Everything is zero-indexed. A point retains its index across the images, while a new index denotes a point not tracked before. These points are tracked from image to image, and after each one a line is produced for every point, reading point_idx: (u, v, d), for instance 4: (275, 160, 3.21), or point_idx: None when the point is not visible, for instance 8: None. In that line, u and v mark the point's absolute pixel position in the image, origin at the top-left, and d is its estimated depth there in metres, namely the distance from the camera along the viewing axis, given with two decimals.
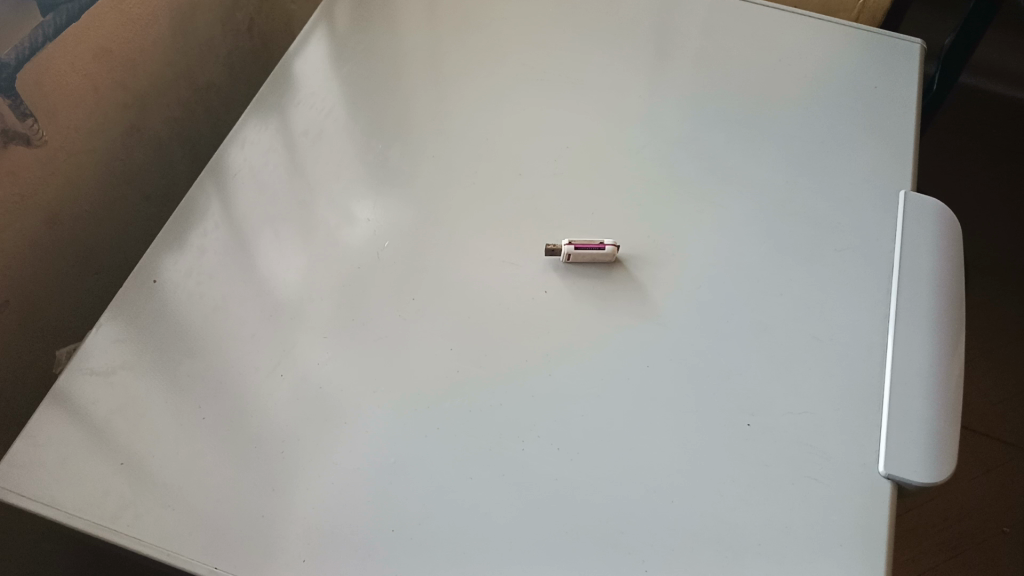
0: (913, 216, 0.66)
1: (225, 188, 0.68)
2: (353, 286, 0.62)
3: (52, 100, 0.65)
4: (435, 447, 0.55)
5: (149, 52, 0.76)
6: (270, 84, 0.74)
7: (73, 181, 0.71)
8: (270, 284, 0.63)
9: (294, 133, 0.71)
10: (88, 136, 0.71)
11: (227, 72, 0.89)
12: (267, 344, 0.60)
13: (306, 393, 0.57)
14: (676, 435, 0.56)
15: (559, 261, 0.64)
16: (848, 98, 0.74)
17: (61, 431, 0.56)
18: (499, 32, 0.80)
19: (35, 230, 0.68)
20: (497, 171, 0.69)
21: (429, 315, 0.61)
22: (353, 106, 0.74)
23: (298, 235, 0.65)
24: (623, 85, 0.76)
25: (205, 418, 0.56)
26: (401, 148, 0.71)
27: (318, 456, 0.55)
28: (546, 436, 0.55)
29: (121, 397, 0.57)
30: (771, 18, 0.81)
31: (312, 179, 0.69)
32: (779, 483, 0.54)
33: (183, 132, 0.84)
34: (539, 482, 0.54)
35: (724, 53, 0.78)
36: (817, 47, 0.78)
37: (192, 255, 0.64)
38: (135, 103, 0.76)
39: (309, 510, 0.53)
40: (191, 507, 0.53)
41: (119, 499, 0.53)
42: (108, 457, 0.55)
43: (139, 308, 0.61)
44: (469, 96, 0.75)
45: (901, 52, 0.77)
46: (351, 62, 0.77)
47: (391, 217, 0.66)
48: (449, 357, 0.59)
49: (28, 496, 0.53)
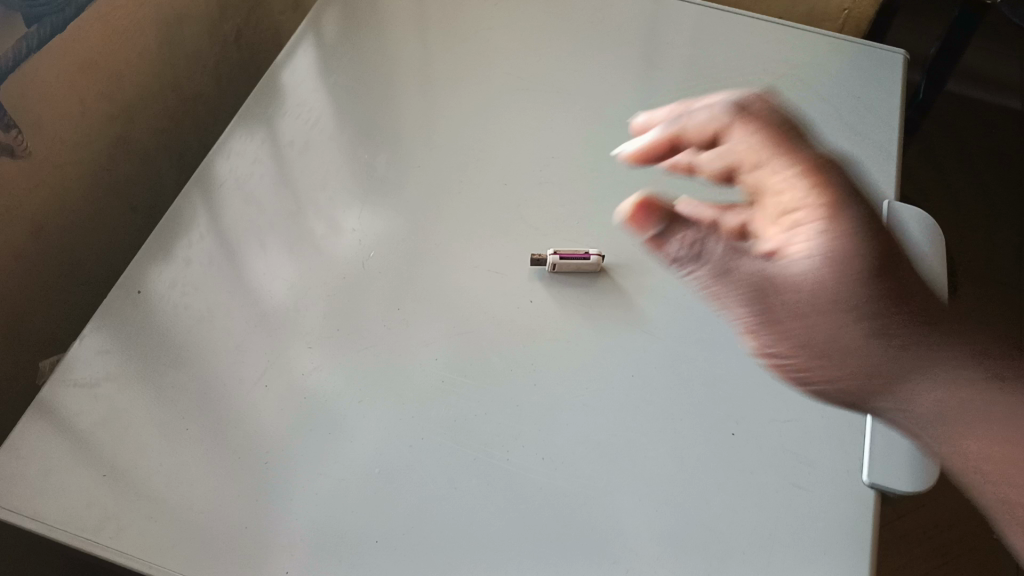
0: (897, 224, 0.67)
1: (213, 199, 0.67)
2: (341, 296, 0.62)
3: (36, 111, 0.65)
4: (422, 456, 0.55)
5: (135, 63, 0.76)
6: (258, 95, 0.74)
7: (58, 191, 0.70)
8: (259, 293, 0.63)
9: (281, 144, 0.71)
10: (73, 146, 0.71)
11: (214, 83, 0.89)
12: (254, 354, 0.59)
13: (293, 403, 0.57)
14: (663, 445, 0.56)
15: (544, 271, 0.64)
16: (832, 108, 0.75)
17: (45, 443, 0.55)
18: (488, 42, 0.81)
19: (19, 241, 0.67)
20: (485, 180, 0.69)
21: (416, 325, 0.61)
22: (340, 116, 0.74)
23: (286, 245, 0.65)
24: (610, 95, 0.76)
25: (191, 429, 0.56)
26: (389, 158, 0.71)
27: (303, 466, 0.55)
28: (532, 445, 0.55)
29: (105, 409, 0.57)
30: (756, 29, 0.82)
31: (300, 189, 0.69)
32: (765, 491, 0.54)
33: (169, 143, 0.84)
34: (525, 493, 0.54)
35: (710, 63, 0.78)
36: (802, 56, 0.79)
37: (178, 266, 0.64)
38: (122, 114, 0.76)
39: (297, 519, 0.53)
40: (178, 518, 0.53)
41: (103, 511, 0.53)
42: (91, 469, 0.54)
43: (125, 319, 0.61)
44: (458, 106, 0.75)
45: (886, 61, 0.79)
46: (339, 73, 0.77)
47: (379, 227, 0.66)
48: (436, 367, 0.59)
49: (12, 509, 0.53)
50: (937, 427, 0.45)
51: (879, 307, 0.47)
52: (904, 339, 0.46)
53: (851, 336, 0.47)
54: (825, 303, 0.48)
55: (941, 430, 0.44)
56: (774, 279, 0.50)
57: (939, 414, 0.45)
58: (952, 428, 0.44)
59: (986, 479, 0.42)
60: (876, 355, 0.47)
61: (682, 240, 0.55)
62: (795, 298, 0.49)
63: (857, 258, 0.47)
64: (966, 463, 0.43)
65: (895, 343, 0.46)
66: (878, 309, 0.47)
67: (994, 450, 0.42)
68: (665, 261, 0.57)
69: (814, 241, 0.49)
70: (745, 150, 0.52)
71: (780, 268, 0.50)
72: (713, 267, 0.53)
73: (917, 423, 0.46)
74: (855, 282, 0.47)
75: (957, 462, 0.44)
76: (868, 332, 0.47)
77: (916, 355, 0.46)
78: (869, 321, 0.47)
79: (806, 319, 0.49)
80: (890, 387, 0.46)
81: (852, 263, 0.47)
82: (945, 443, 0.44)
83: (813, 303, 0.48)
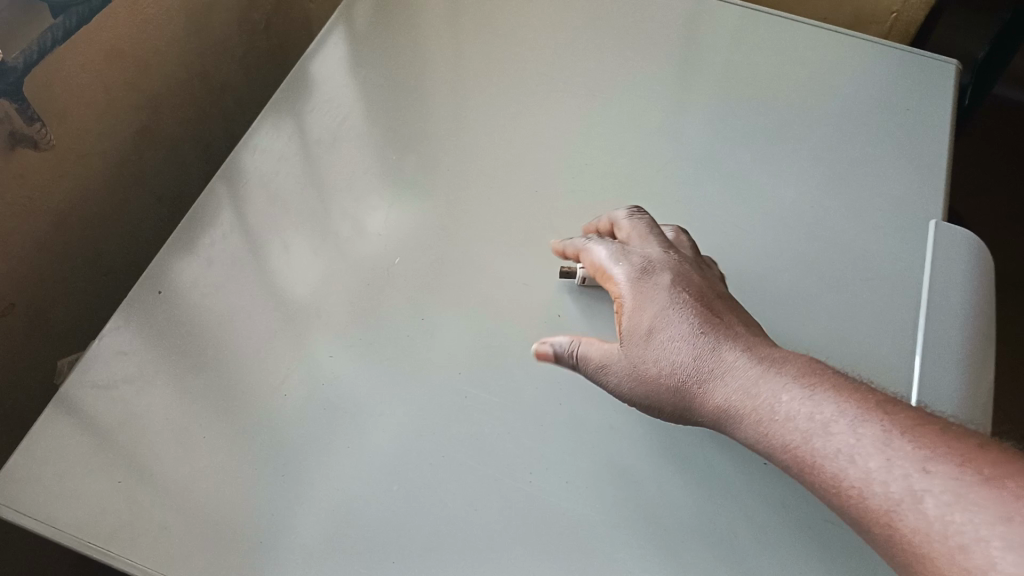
0: (945, 246, 0.64)
1: (237, 197, 0.66)
2: (363, 303, 0.61)
3: (61, 101, 0.64)
4: (442, 474, 0.53)
5: (162, 53, 0.75)
6: (285, 88, 0.73)
7: (82, 183, 0.69)
8: (280, 296, 0.61)
9: (308, 141, 0.70)
10: (98, 137, 0.70)
11: (243, 73, 0.88)
12: (273, 360, 0.58)
13: (311, 414, 0.56)
14: (690, 473, 0.54)
15: (573, 284, 0.62)
16: (878, 120, 0.72)
17: (61, 446, 0.54)
18: (522, 40, 0.78)
19: (42, 233, 0.67)
20: (515, 185, 0.68)
21: (439, 336, 0.59)
22: (369, 114, 0.72)
23: (309, 247, 0.64)
24: (646, 99, 0.74)
25: (208, 436, 0.55)
26: (417, 159, 0.69)
27: (320, 482, 0.53)
28: (556, 468, 0.54)
29: (122, 413, 0.56)
30: (801, 33, 0.79)
31: (325, 189, 0.67)
32: (794, 526, 0.52)
33: (195, 133, 0.83)
34: (546, 518, 0.52)
35: (751, 68, 0.76)
36: (848, 63, 0.76)
37: (199, 266, 0.62)
38: (148, 104, 0.75)
39: (311, 535, 0.52)
40: (192, 528, 0.52)
41: (117, 518, 0.52)
42: (106, 474, 0.53)
43: (145, 320, 0.60)
44: (489, 106, 0.73)
45: (938, 70, 0.76)
46: (369, 69, 0.75)
47: (404, 231, 0.65)
48: (458, 382, 0.57)
49: (26, 513, 0.52)
50: (753, 429, 0.47)
51: (693, 333, 0.51)
52: (715, 349, 0.50)
53: (675, 370, 0.50)
54: (653, 348, 0.52)
55: (760, 432, 0.47)
56: (628, 343, 0.53)
57: (754, 412, 0.47)
58: (762, 424, 0.47)
59: (805, 456, 0.45)
60: (696, 378, 0.50)
61: (568, 346, 0.56)
62: (640, 353, 0.52)
63: (674, 297, 0.53)
64: (785, 450, 0.46)
65: (707, 359, 0.50)
66: (692, 332, 0.51)
67: (804, 426, 0.45)
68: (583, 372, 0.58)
69: (643, 297, 0.53)
70: (599, 248, 0.57)
71: (627, 333, 0.53)
72: (590, 360, 0.55)
73: (738, 432, 0.48)
74: (673, 318, 0.52)
75: (779, 456, 0.46)
76: (688, 364, 0.50)
77: (728, 367, 0.49)
78: (682, 351, 0.50)
79: (647, 367, 0.52)
80: (714, 403, 0.49)
81: (669, 302, 0.52)
82: (757, 445, 0.47)
83: (649, 351, 0.52)
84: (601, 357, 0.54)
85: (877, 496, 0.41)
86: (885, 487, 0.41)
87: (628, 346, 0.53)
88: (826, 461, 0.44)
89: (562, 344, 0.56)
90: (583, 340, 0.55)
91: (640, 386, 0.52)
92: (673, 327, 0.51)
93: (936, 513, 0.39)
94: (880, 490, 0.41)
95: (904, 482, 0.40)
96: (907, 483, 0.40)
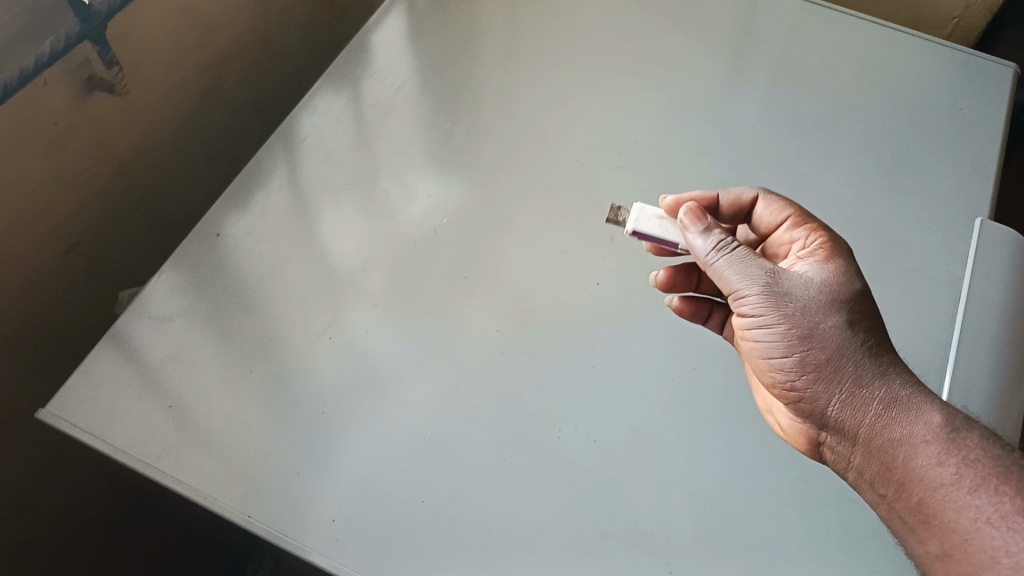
0: (987, 244, 0.64)
1: (294, 153, 0.68)
2: (408, 262, 0.63)
3: (133, 52, 0.67)
4: (474, 426, 0.55)
5: (230, 14, 0.78)
6: (346, 53, 0.75)
7: (148, 131, 0.73)
8: (326, 252, 0.63)
9: (364, 105, 0.72)
10: (166, 89, 0.73)
11: (304, 39, 0.91)
12: (317, 309, 0.61)
13: (353, 359, 0.58)
14: (715, 443, 0.55)
15: (614, 256, 0.63)
16: (929, 116, 0.72)
17: (118, 370, 0.57)
18: (577, 19, 0.80)
19: (110, 177, 0.70)
20: (562, 158, 0.69)
21: (476, 299, 0.61)
22: (425, 81, 0.74)
23: (359, 207, 0.66)
24: (697, 83, 0.75)
25: (255, 372, 0.58)
26: (467, 128, 0.71)
27: (357, 421, 0.56)
28: (584, 427, 0.55)
29: (175, 344, 0.58)
30: (856, 29, 0.79)
31: (379, 153, 0.69)
32: (817, 501, 0.53)
33: (258, 95, 0.86)
34: (573, 474, 0.53)
35: (804, 59, 0.76)
36: (902, 60, 0.76)
37: (256, 215, 0.65)
38: (214, 64, 0.78)
39: (346, 471, 0.54)
40: (233, 455, 0.54)
41: (165, 441, 0.55)
42: (157, 400, 0.56)
43: (201, 258, 0.62)
44: (540, 83, 0.75)
45: (993, 72, 0.75)
46: (428, 39, 0.78)
47: (453, 197, 0.67)
48: (494, 340, 0.59)
49: (81, 428, 0.55)
50: (878, 411, 0.46)
51: (846, 325, 0.48)
52: (868, 350, 0.47)
53: (820, 330, 0.48)
54: (808, 299, 0.49)
55: (883, 415, 0.46)
56: (774, 280, 0.50)
57: (884, 411, 0.46)
58: (892, 411, 0.46)
59: (915, 447, 0.44)
60: (835, 367, 0.47)
61: (714, 237, 0.52)
62: (788, 292, 0.49)
63: (842, 283, 0.50)
64: (899, 437, 0.45)
65: (867, 346, 0.47)
66: (852, 325, 0.48)
67: (934, 426, 0.44)
68: (616, 340, 0.59)
69: (812, 266, 0.52)
70: (783, 220, 0.57)
71: (778, 283, 0.50)
72: (730, 268, 0.51)
73: (850, 406, 0.47)
74: (835, 304, 0.49)
75: (886, 440, 0.45)
76: (837, 347, 0.47)
77: (876, 369, 0.47)
78: (823, 327, 0.48)
79: (790, 329, 0.48)
80: (841, 378, 0.47)
81: (838, 278, 0.50)
82: (864, 420, 0.46)
83: (791, 299, 0.49)
84: (739, 273, 0.51)
85: (969, 502, 0.42)
86: (982, 501, 0.41)
87: (774, 279, 0.50)
88: (935, 479, 0.43)
89: (704, 236, 0.53)
90: (743, 248, 0.52)
91: (761, 329, 0.50)
92: (835, 314, 0.48)
93: (1011, 537, 0.40)
94: (978, 501, 0.41)
95: (998, 505, 0.41)
96: (1005, 508, 0.41)
